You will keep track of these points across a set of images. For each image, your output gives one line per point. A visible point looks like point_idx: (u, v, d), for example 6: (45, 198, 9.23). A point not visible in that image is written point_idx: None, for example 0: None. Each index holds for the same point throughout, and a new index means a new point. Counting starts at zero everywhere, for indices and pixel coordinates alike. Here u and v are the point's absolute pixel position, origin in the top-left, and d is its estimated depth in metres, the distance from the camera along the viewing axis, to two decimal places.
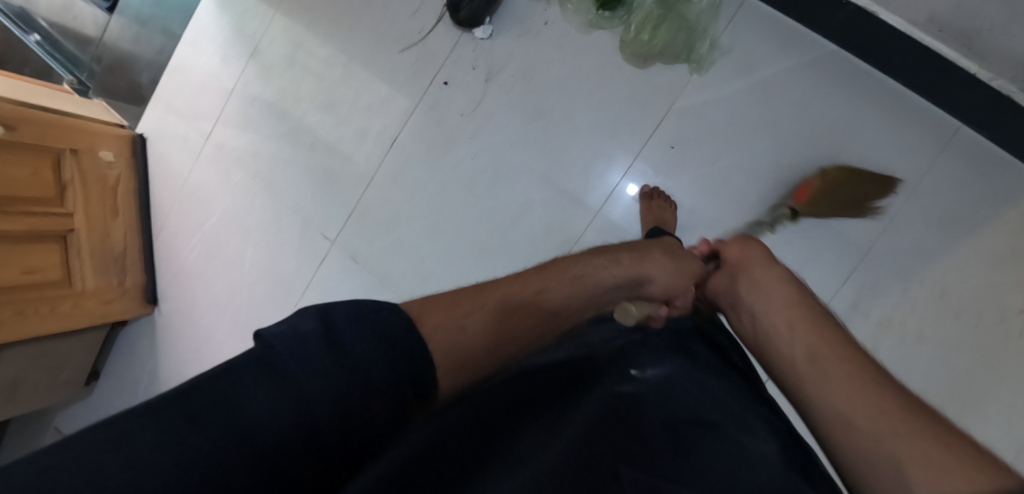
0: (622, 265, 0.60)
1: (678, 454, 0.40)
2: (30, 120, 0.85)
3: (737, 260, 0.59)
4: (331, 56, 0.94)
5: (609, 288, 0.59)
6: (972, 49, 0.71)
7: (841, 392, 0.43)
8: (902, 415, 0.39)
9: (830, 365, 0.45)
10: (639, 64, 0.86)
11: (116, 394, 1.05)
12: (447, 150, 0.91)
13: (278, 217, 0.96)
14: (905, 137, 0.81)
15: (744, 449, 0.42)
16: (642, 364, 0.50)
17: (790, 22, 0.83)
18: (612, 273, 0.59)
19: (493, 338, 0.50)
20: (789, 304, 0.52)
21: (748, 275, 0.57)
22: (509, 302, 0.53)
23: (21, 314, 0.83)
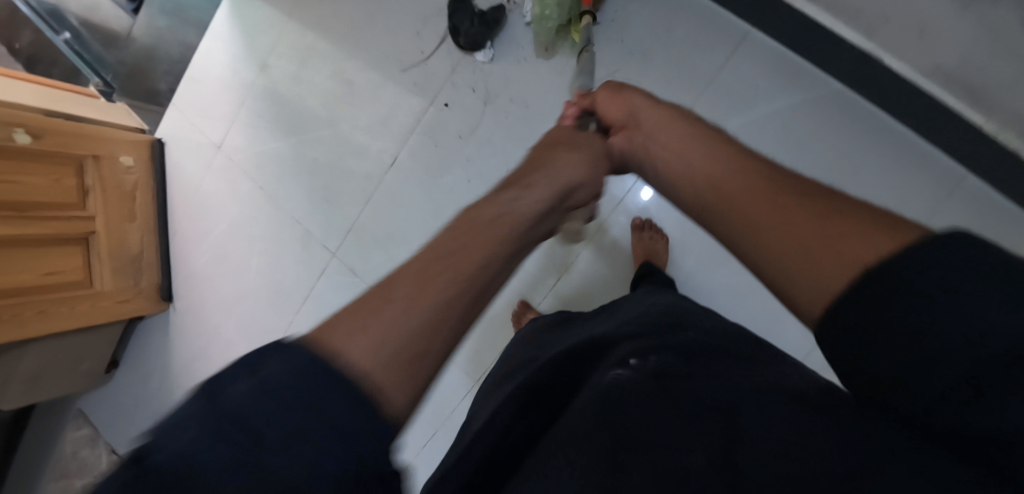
0: (538, 188, 0.49)
1: (692, 444, 0.33)
2: (55, 130, 0.91)
3: (623, 114, 0.55)
4: (334, 76, 0.99)
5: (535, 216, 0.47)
6: (975, 99, 0.68)
7: (752, 214, 0.37)
8: (813, 216, 0.34)
9: (729, 187, 0.40)
10: (542, 51, 0.88)
11: (133, 383, 1.17)
12: (443, 173, 0.93)
13: (281, 227, 1.03)
14: (908, 182, 0.79)
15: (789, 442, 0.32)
16: (642, 350, 0.42)
17: (797, 58, 0.81)
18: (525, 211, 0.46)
19: (429, 329, 0.35)
20: (681, 131, 0.47)
21: (641, 129, 0.52)
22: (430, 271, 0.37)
23: (43, 313, 0.91)
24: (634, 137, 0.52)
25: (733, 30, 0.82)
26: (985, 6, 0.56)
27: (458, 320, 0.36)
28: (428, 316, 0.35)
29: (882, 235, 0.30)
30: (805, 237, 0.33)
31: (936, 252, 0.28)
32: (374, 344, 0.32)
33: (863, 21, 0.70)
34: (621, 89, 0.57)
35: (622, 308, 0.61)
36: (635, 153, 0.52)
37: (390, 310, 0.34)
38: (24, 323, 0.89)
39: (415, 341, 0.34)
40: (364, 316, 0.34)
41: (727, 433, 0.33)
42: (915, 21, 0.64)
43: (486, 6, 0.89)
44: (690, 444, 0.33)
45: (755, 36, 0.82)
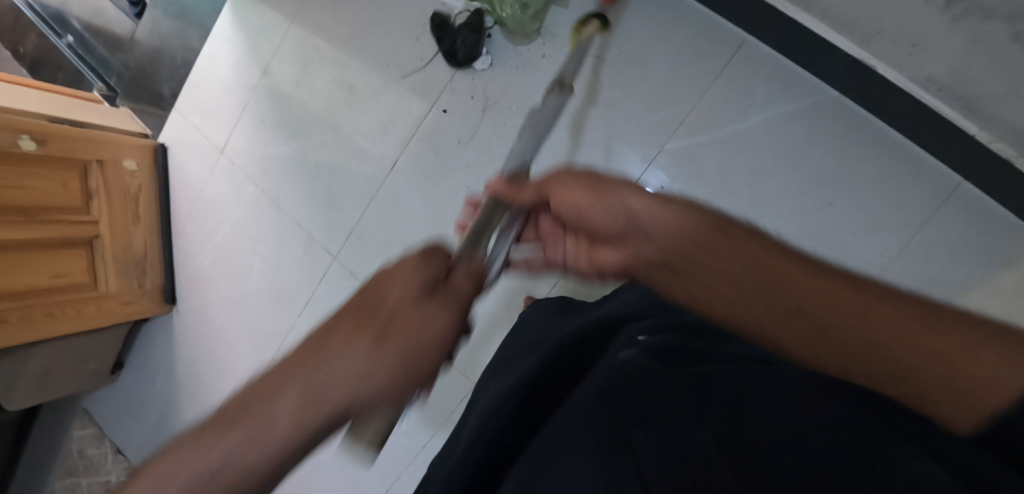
0: (294, 406, 0.33)
1: (701, 414, 0.36)
2: (61, 135, 0.92)
3: (617, 222, 0.49)
4: (335, 81, 1.00)
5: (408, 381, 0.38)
6: (969, 106, 0.70)
7: (877, 327, 0.38)
8: (911, 328, 0.37)
9: (840, 300, 0.40)
10: (516, 41, 0.89)
11: (137, 384, 1.20)
12: (443, 178, 0.94)
13: (283, 230, 1.04)
14: (904, 191, 0.78)
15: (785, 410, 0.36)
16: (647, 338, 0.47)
17: (793, 65, 0.80)
18: (355, 371, 0.35)
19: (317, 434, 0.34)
20: (677, 225, 0.46)
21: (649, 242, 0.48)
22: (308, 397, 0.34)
23: (49, 315, 0.93)
24: (640, 254, 0.49)
25: (728, 38, 0.82)
26: (976, 21, 0.57)
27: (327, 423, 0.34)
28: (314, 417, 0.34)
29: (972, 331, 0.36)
30: (913, 348, 0.36)
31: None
32: (262, 451, 0.33)
33: (858, 31, 0.71)
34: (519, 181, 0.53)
35: (601, 303, 0.64)
36: (652, 271, 0.49)
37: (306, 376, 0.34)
38: (31, 325, 0.91)
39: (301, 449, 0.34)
40: (261, 413, 0.33)
41: (731, 409, 0.37)
42: (907, 34, 0.65)
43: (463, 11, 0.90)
44: (701, 418, 0.36)
45: (751, 43, 0.81)
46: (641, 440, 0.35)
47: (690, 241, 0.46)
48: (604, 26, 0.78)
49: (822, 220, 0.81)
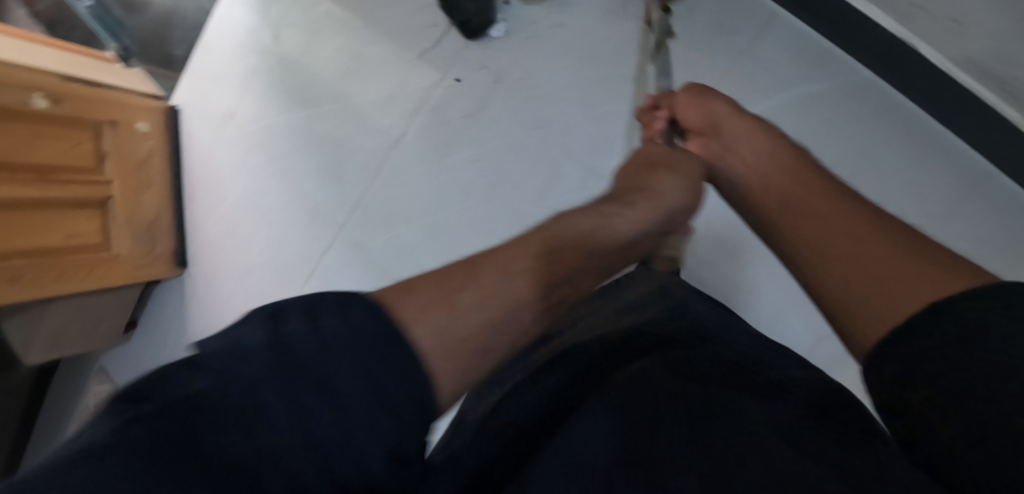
0: (640, 207, 0.53)
1: (719, 442, 0.34)
2: (73, 96, 0.92)
3: (703, 122, 0.61)
4: (345, 48, 0.98)
5: (652, 228, 0.53)
6: (1016, 95, 0.63)
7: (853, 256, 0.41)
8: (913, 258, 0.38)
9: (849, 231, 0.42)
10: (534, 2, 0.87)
11: (148, 345, 1.22)
12: (450, 151, 0.92)
13: (290, 200, 1.03)
14: (937, 183, 0.72)
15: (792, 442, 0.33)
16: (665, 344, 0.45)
17: (825, 42, 0.77)
18: (628, 227, 0.51)
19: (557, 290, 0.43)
20: (764, 144, 0.55)
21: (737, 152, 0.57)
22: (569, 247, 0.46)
23: (65, 274, 0.95)
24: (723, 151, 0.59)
25: (759, 10, 0.79)
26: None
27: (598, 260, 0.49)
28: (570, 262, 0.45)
29: (944, 278, 0.35)
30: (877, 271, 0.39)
31: (991, 295, 0.32)
32: (434, 341, 0.35)
33: (896, 6, 0.66)
34: (704, 92, 0.62)
35: (616, 294, 0.62)
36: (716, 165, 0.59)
37: (490, 266, 0.40)
38: (45, 284, 0.92)
39: (487, 336, 0.38)
40: (419, 301, 0.37)
41: (743, 434, 0.34)
42: (947, 9, 0.60)
43: None
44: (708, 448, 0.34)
45: (784, 18, 0.78)
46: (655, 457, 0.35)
47: (751, 161, 0.55)
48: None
49: None
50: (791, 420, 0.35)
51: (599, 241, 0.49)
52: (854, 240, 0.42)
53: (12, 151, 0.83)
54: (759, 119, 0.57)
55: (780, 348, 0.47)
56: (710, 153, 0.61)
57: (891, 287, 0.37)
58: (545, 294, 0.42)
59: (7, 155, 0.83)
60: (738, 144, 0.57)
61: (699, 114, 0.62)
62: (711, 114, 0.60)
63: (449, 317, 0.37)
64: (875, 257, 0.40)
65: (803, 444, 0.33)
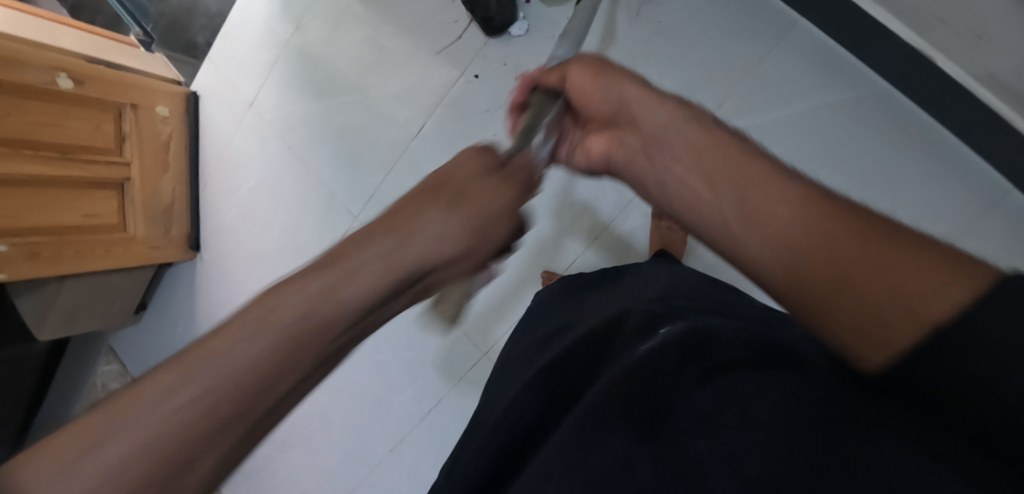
0: (370, 270, 0.33)
1: (716, 413, 0.34)
2: (97, 77, 0.93)
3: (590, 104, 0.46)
4: (367, 40, 0.99)
5: (398, 270, 0.34)
6: None
7: (862, 273, 0.30)
8: (922, 263, 0.29)
9: (821, 243, 0.31)
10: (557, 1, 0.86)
11: (161, 325, 1.24)
12: (468, 146, 0.93)
13: (306, 189, 1.05)
14: (947, 195, 0.74)
15: (785, 401, 0.33)
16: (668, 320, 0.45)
17: (843, 51, 0.77)
18: (377, 277, 0.33)
19: (297, 358, 0.31)
20: (683, 132, 0.39)
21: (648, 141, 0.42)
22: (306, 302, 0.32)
23: (81, 253, 0.96)
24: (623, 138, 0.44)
25: (779, 18, 0.79)
26: None
27: (318, 350, 0.32)
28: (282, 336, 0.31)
29: (933, 274, 0.29)
30: (871, 290, 0.29)
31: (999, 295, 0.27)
32: (128, 450, 0.28)
33: (917, 19, 0.67)
34: (606, 66, 0.45)
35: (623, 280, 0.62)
36: (633, 163, 0.43)
37: (218, 336, 0.30)
38: (61, 261, 0.93)
39: (187, 444, 0.29)
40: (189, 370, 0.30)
41: (738, 402, 0.34)
42: (972, 25, 0.61)
43: None
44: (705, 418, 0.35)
45: (801, 25, 0.78)
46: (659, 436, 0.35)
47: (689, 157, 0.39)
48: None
49: None
50: (803, 392, 0.34)
51: (336, 309, 0.32)
52: (819, 248, 0.32)
53: (35, 129, 0.84)
54: (683, 101, 0.41)
55: (793, 329, 0.45)
56: (616, 144, 0.45)
57: (887, 296, 0.29)
58: (266, 364, 0.31)
59: (31, 133, 0.84)
60: (670, 136, 0.40)
61: (580, 94, 0.47)
62: (620, 94, 0.44)
63: (141, 411, 0.29)
64: (855, 273, 0.30)
65: (805, 405, 0.33)
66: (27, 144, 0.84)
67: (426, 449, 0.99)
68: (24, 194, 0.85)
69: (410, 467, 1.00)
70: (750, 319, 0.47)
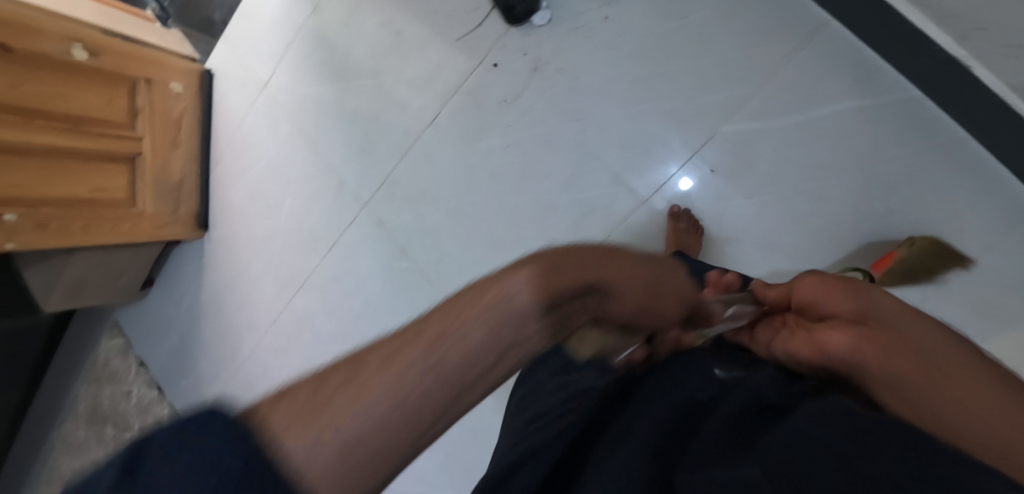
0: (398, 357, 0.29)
1: (747, 452, 0.30)
2: (112, 50, 0.92)
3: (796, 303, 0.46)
4: (384, 24, 0.98)
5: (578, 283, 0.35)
6: None
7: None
8: None
9: (960, 390, 0.34)
10: None
11: (165, 303, 1.25)
12: (482, 136, 0.92)
13: (317, 172, 1.04)
14: (970, 213, 0.71)
15: (829, 440, 0.28)
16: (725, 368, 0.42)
17: (874, 55, 0.74)
18: (489, 319, 0.31)
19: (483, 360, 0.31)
20: (929, 341, 0.37)
21: (886, 336, 0.38)
22: (456, 310, 0.31)
23: (89, 227, 0.96)
24: (877, 337, 0.38)
25: (806, 20, 0.76)
26: None
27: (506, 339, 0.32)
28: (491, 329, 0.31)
29: None
30: None
31: None
32: (324, 437, 0.27)
33: (957, 25, 0.65)
34: (855, 282, 0.43)
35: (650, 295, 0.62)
36: (877, 377, 0.36)
37: (399, 339, 0.30)
38: (70, 234, 0.93)
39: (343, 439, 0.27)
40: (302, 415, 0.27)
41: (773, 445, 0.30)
42: (1011, 34, 0.59)
43: None
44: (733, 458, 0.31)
45: (832, 27, 0.75)
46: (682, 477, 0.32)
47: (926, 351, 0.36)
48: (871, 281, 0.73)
49: (876, 229, 0.75)
50: (846, 427, 0.29)
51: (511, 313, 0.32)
52: (990, 407, 0.32)
53: (46, 100, 0.84)
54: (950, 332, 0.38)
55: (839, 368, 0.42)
56: (865, 343, 0.37)
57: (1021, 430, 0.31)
58: (456, 373, 0.30)
59: (42, 104, 0.84)
60: (942, 379, 0.35)
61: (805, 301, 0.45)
62: (876, 310, 0.40)
63: (358, 414, 0.27)
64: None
65: (836, 443, 0.28)
66: (38, 114, 0.84)
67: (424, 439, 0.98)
68: (33, 164, 0.85)
69: None
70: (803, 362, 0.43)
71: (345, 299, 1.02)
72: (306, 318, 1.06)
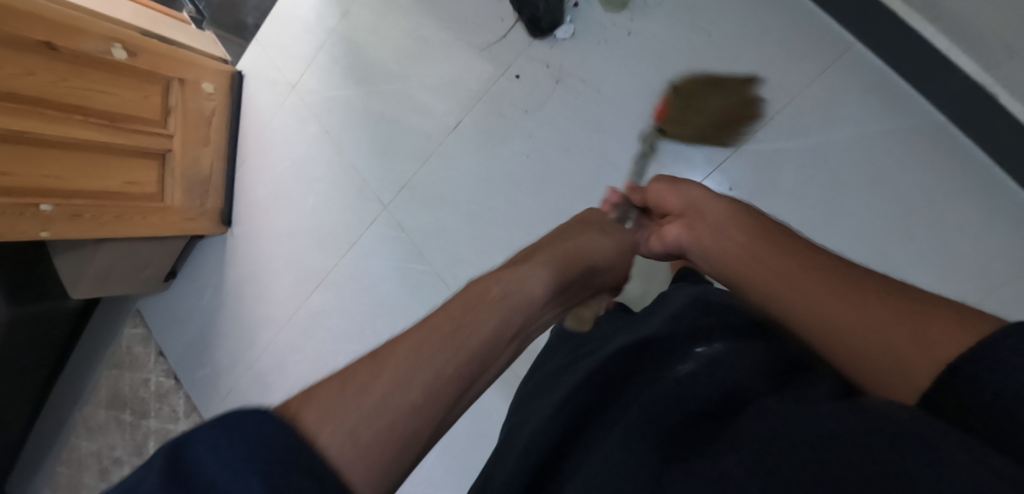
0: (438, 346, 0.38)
1: (736, 435, 0.34)
2: (149, 50, 0.95)
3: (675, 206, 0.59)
4: (412, 31, 1.00)
5: (557, 275, 0.51)
6: None
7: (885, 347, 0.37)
8: (901, 318, 0.37)
9: (833, 310, 0.40)
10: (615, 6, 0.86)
11: (186, 294, 1.28)
12: (503, 144, 0.93)
13: (341, 173, 1.06)
14: (987, 250, 0.71)
15: (806, 416, 0.32)
16: (701, 352, 0.46)
17: (901, 81, 0.73)
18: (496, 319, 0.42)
19: (496, 346, 0.41)
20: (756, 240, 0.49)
21: (698, 220, 0.55)
22: (459, 313, 0.41)
23: (119, 219, 0.99)
24: (695, 227, 0.55)
25: (835, 42, 0.77)
26: None
27: (518, 320, 0.44)
28: (501, 318, 0.43)
29: (944, 329, 0.34)
30: (879, 336, 0.37)
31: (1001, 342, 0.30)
32: (355, 436, 0.32)
33: (986, 51, 0.64)
34: (684, 182, 0.58)
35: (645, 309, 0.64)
36: (702, 246, 0.54)
37: (422, 331, 0.38)
38: (101, 225, 0.97)
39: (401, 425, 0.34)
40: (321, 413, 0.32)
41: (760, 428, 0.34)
42: None
43: None
44: (727, 443, 0.34)
45: (856, 49, 0.76)
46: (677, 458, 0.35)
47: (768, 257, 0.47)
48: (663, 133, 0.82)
49: (898, 253, 0.74)
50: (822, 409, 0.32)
51: (523, 299, 0.46)
52: (844, 313, 0.40)
53: (86, 96, 0.87)
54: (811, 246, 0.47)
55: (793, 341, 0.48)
56: (688, 235, 0.56)
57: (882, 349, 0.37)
58: (481, 352, 0.40)
59: (82, 99, 0.87)
60: (798, 294, 0.43)
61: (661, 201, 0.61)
62: (692, 201, 0.56)
63: (402, 388, 0.35)
64: (871, 330, 0.38)
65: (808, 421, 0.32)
66: (78, 110, 0.87)
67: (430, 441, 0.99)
68: (70, 157, 0.88)
69: None
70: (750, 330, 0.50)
71: (361, 299, 1.04)
72: (323, 315, 1.08)
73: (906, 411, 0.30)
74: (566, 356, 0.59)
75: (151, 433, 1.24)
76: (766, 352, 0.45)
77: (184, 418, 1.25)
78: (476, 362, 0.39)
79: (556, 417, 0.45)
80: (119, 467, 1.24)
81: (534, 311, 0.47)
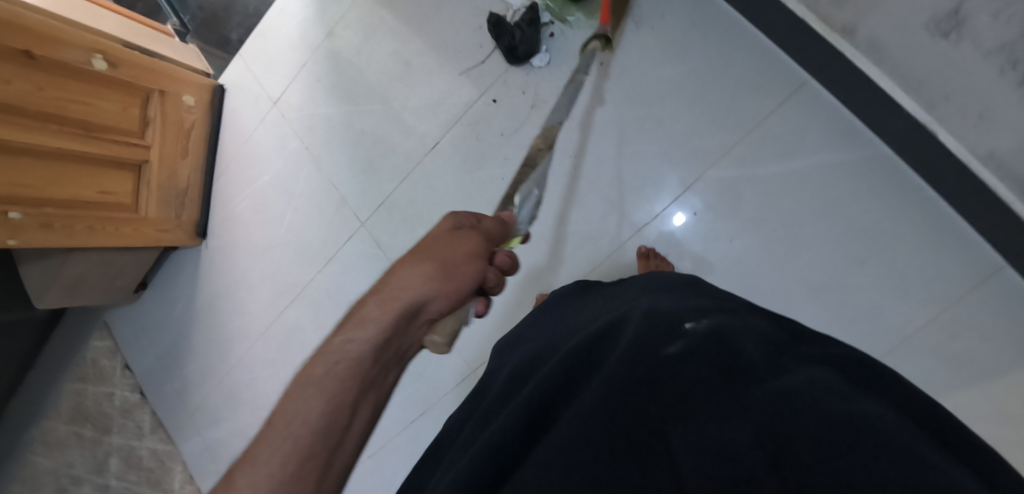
0: (298, 423, 0.41)
1: (735, 411, 0.37)
2: (131, 62, 0.96)
3: None
4: (395, 54, 1.03)
5: (386, 320, 0.46)
6: (1004, 171, 0.66)
7: None
8: None
9: None
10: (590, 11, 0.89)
11: (157, 306, 1.27)
12: (480, 165, 0.96)
13: (320, 189, 1.07)
14: (940, 268, 0.75)
15: (799, 407, 0.36)
16: (694, 317, 0.48)
17: (849, 114, 0.80)
18: (336, 384, 0.43)
19: (342, 405, 0.43)
20: None
21: None
22: (302, 392, 0.42)
23: (92, 229, 0.98)
24: None
25: (791, 79, 0.82)
26: None
27: (357, 385, 0.44)
28: (331, 395, 0.42)
29: None
30: None
31: None
32: None
33: (925, 93, 0.69)
34: None
35: (632, 282, 0.66)
36: None
37: (297, 392, 0.42)
38: (72, 235, 0.96)
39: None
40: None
41: (767, 416, 0.36)
42: (976, 105, 0.64)
43: (518, 15, 0.93)
44: (734, 423, 0.37)
45: (812, 86, 0.81)
46: (676, 432, 0.38)
47: None
48: (608, 45, 0.84)
49: (853, 277, 0.78)
50: (813, 408, 0.36)
51: (351, 363, 0.44)
52: None
53: (64, 106, 0.87)
54: None
55: (773, 318, 0.52)
56: None
57: None
58: (326, 427, 0.41)
59: (59, 109, 0.87)
60: None
61: None
62: None
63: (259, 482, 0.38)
64: None
65: (807, 417, 0.36)
66: (54, 119, 0.87)
67: (404, 458, 0.99)
68: (44, 166, 0.87)
69: (387, 475, 1.01)
70: (730, 308, 0.52)
71: (336, 314, 1.04)
72: (299, 329, 1.08)
73: (880, 416, 0.36)
74: (555, 324, 0.61)
75: (115, 450, 1.22)
76: (754, 331, 0.47)
77: (151, 433, 1.25)
78: (330, 433, 0.42)
79: (547, 375, 0.46)
80: (78, 485, 1.21)
81: (365, 369, 0.45)
